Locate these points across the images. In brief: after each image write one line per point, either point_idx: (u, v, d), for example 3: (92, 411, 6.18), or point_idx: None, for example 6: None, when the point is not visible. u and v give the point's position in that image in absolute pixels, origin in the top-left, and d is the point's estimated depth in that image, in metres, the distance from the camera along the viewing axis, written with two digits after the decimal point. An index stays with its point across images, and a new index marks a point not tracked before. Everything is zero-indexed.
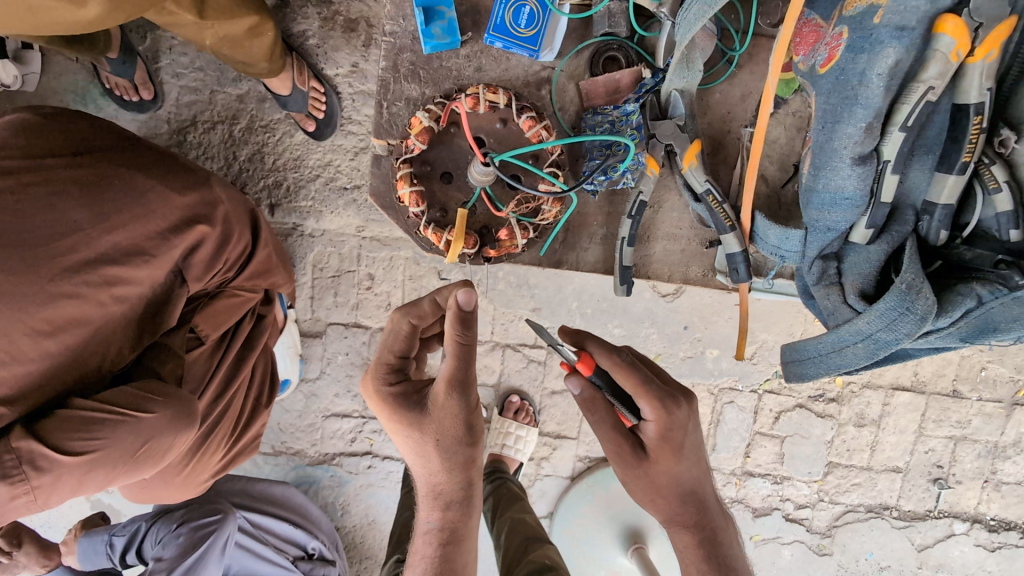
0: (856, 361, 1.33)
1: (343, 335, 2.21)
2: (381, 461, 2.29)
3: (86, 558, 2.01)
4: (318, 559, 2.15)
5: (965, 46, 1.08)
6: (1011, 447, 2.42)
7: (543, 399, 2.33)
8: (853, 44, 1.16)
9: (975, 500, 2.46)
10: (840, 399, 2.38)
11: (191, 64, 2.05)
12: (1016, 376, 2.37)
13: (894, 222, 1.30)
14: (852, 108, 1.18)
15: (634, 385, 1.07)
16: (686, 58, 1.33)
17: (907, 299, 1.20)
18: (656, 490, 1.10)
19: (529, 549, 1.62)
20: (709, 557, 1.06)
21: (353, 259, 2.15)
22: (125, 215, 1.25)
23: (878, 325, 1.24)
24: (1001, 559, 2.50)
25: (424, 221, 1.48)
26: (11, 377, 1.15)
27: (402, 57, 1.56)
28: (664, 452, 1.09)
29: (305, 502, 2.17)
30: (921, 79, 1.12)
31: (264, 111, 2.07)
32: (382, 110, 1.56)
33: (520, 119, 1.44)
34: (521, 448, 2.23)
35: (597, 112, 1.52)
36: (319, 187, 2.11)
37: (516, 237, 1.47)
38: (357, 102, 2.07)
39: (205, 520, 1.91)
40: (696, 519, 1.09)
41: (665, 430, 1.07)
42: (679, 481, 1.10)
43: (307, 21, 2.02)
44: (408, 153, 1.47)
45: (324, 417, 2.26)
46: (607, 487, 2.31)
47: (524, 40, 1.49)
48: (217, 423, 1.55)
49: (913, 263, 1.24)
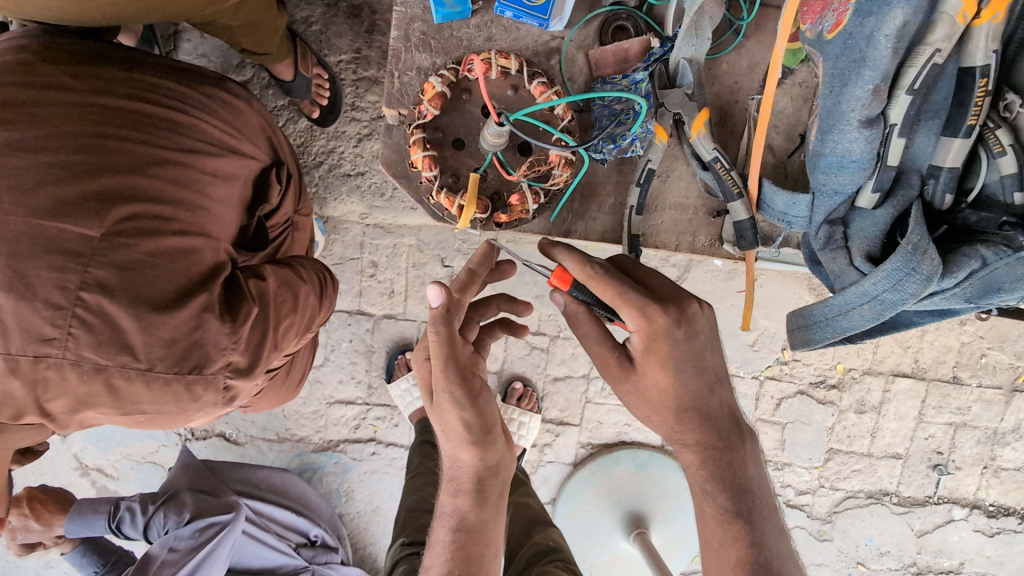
0: (862, 322, 1.34)
1: (347, 321, 2.23)
2: (385, 447, 2.31)
3: (80, 523, 1.97)
4: (320, 547, 2.14)
5: (971, 8, 1.10)
6: (1010, 433, 2.45)
7: (546, 385, 2.34)
8: (861, 7, 1.16)
9: (974, 486, 2.48)
10: (840, 385, 2.39)
11: (196, 49, 2.05)
12: (1015, 363, 2.39)
13: (900, 187, 1.30)
14: (859, 71, 1.18)
15: (613, 295, 1.01)
16: (695, 25, 1.34)
17: (912, 260, 1.20)
18: (653, 403, 1.09)
19: (532, 531, 1.65)
20: (714, 478, 1.08)
21: (357, 245, 2.17)
22: (223, 107, 1.28)
23: (882, 287, 1.26)
24: (999, 545, 2.52)
25: (437, 185, 1.49)
26: (174, 244, 1.08)
27: (412, 27, 1.55)
28: (651, 363, 1.05)
29: (305, 489, 2.20)
30: (929, 41, 1.13)
31: (269, 97, 2.08)
32: (392, 82, 1.56)
33: (531, 84, 1.45)
34: (524, 434, 2.24)
35: (608, 82, 1.52)
36: (323, 173, 2.12)
37: (527, 202, 1.49)
38: (360, 89, 2.07)
39: (216, 519, 1.88)
40: (699, 439, 1.09)
41: (648, 339, 1.03)
42: (676, 395, 1.07)
43: (311, 8, 2.02)
44: (420, 118, 1.48)
45: (328, 403, 2.28)
46: (610, 473, 2.33)
47: (535, 9, 1.46)
48: None
49: (918, 226, 1.24)
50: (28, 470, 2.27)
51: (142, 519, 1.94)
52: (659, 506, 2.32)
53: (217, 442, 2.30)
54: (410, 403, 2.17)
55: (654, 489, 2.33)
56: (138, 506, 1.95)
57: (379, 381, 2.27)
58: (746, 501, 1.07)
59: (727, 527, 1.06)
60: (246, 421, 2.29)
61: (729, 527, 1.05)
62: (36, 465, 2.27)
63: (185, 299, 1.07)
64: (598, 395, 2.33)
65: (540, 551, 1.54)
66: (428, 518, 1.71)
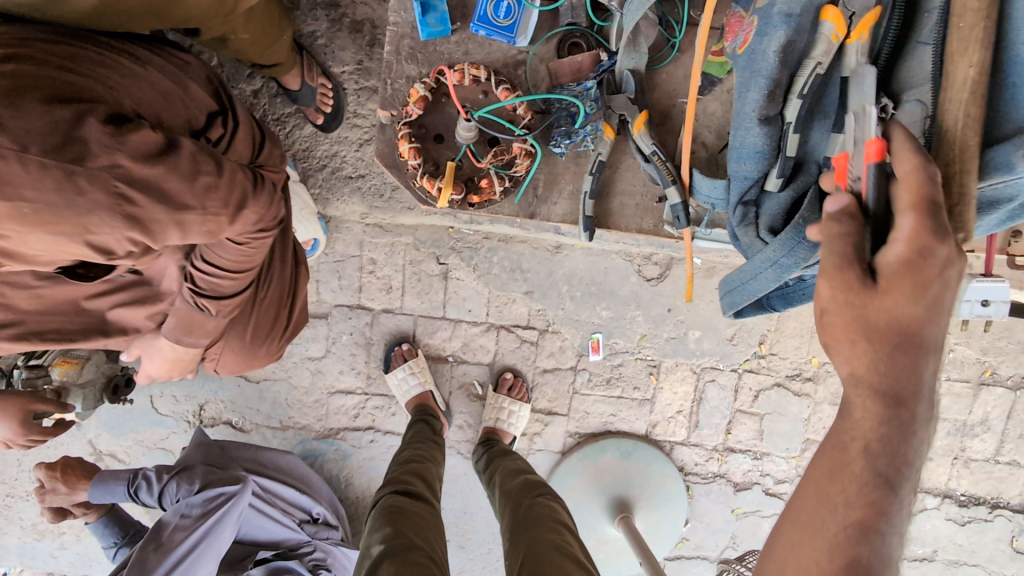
0: (767, 287, 1.34)
1: (348, 315, 2.38)
2: (382, 435, 2.45)
3: (103, 489, 2.08)
4: (322, 523, 2.29)
5: (843, 30, 1.10)
6: (979, 425, 2.57)
7: (536, 376, 2.47)
8: (760, 28, 1.19)
9: (945, 476, 2.61)
10: (816, 378, 2.51)
11: (211, 60, 2.18)
12: (982, 358, 2.52)
13: (800, 174, 1.29)
14: (755, 78, 1.20)
15: (917, 199, 0.83)
16: (632, 41, 1.48)
17: (798, 234, 1.22)
18: (863, 325, 0.89)
19: (521, 478, 1.73)
20: (887, 438, 0.87)
21: (357, 244, 2.33)
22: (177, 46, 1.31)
23: (778, 254, 1.26)
24: (971, 533, 2.64)
25: (420, 172, 1.63)
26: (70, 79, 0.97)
27: (402, 43, 1.71)
28: (901, 283, 0.85)
29: (307, 470, 2.31)
30: (811, 55, 1.14)
31: (277, 105, 2.23)
32: (385, 87, 1.72)
33: (496, 90, 1.59)
34: (514, 422, 2.38)
35: (562, 91, 1.65)
36: (326, 176, 2.26)
37: (494, 185, 1.64)
38: (361, 97, 2.22)
39: (225, 489, 2.00)
40: (898, 396, 0.87)
41: (915, 255, 0.83)
42: (900, 331, 0.87)
43: (318, 23, 2.17)
44: (407, 117, 1.63)
45: (329, 393, 2.42)
46: (596, 461, 2.46)
47: (502, 29, 1.63)
48: (266, 278, 1.66)
49: (810, 203, 1.23)
50: (46, 454, 2.41)
51: (156, 487, 2.05)
52: (643, 492, 2.45)
53: (223, 429, 2.44)
54: (406, 391, 2.31)
55: (638, 477, 2.45)
56: (154, 475, 2.07)
57: (378, 371, 2.41)
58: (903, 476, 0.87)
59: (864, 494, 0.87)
60: (251, 409, 2.43)
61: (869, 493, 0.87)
62: (53, 450, 2.41)
63: (59, 103, 0.92)
64: (584, 386, 2.46)
65: (531, 484, 1.68)
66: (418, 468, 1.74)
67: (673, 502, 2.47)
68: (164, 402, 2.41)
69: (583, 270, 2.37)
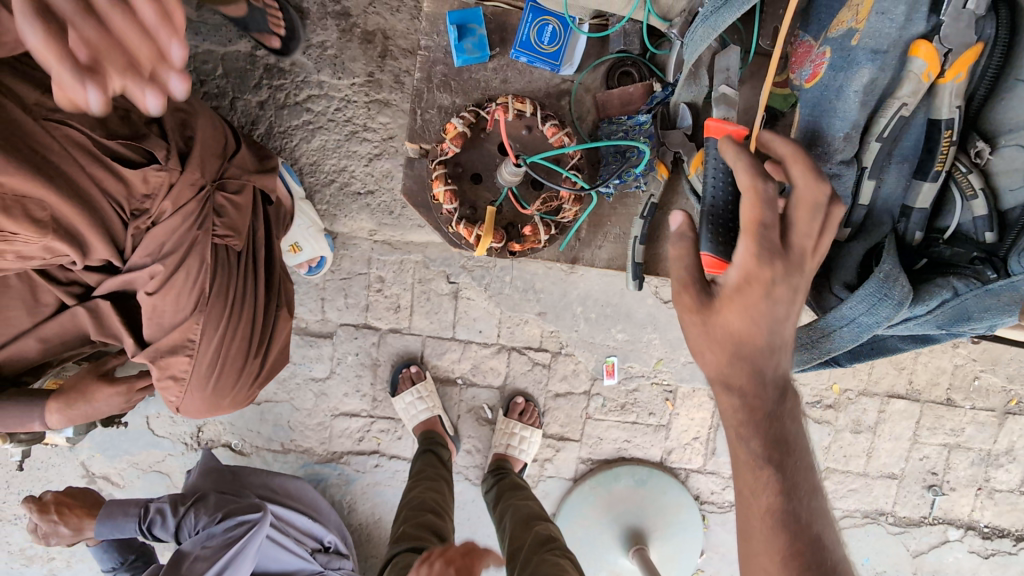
0: (842, 345, 1.26)
1: (353, 335, 2.29)
2: (388, 460, 2.36)
3: (110, 525, 1.99)
4: (334, 552, 2.19)
5: (935, 68, 1.16)
6: (1003, 455, 2.49)
7: (547, 401, 2.38)
8: (834, 62, 1.19)
9: (969, 507, 2.51)
10: (836, 405, 2.44)
11: (214, 71, 2.09)
12: (1007, 386, 2.44)
13: (870, 224, 1.33)
14: (831, 121, 1.20)
15: (751, 218, 0.93)
16: (693, 75, 1.29)
17: (885, 286, 1.16)
18: (707, 335, 0.97)
19: (531, 523, 1.69)
20: (751, 425, 0.95)
21: (365, 261, 2.24)
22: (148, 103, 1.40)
23: (858, 311, 1.19)
24: (994, 566, 2.55)
25: (457, 216, 1.53)
26: None
27: (434, 70, 1.60)
28: (736, 297, 0.94)
29: (316, 496, 2.23)
30: (897, 95, 1.19)
31: (283, 118, 2.13)
32: (415, 117, 1.61)
33: (543, 126, 1.50)
34: (525, 448, 2.29)
35: (614, 121, 1.56)
36: (334, 191, 2.18)
37: (540, 232, 1.55)
38: (371, 110, 2.14)
39: (247, 516, 1.91)
40: (754, 390, 0.96)
41: (744, 275, 0.93)
42: (743, 338, 0.95)
43: (326, 32, 2.09)
44: (443, 155, 1.52)
45: (332, 416, 2.32)
46: (609, 489, 2.36)
47: (547, 55, 1.55)
48: (230, 321, 1.58)
49: (891, 256, 1.21)
50: (36, 478, 2.31)
51: (172, 520, 1.95)
52: (657, 522, 2.36)
53: (222, 452, 2.34)
54: (413, 416, 2.22)
55: (652, 506, 2.36)
56: (168, 508, 1.96)
57: (384, 394, 2.32)
58: (784, 453, 0.94)
59: (757, 476, 0.93)
60: (252, 432, 2.33)
61: (760, 474, 0.93)
62: (44, 473, 2.31)
63: None
64: (598, 412, 2.37)
65: (543, 537, 1.60)
66: (429, 517, 1.67)
67: (688, 530, 2.38)
68: (160, 423, 2.31)
69: (599, 292, 2.29)
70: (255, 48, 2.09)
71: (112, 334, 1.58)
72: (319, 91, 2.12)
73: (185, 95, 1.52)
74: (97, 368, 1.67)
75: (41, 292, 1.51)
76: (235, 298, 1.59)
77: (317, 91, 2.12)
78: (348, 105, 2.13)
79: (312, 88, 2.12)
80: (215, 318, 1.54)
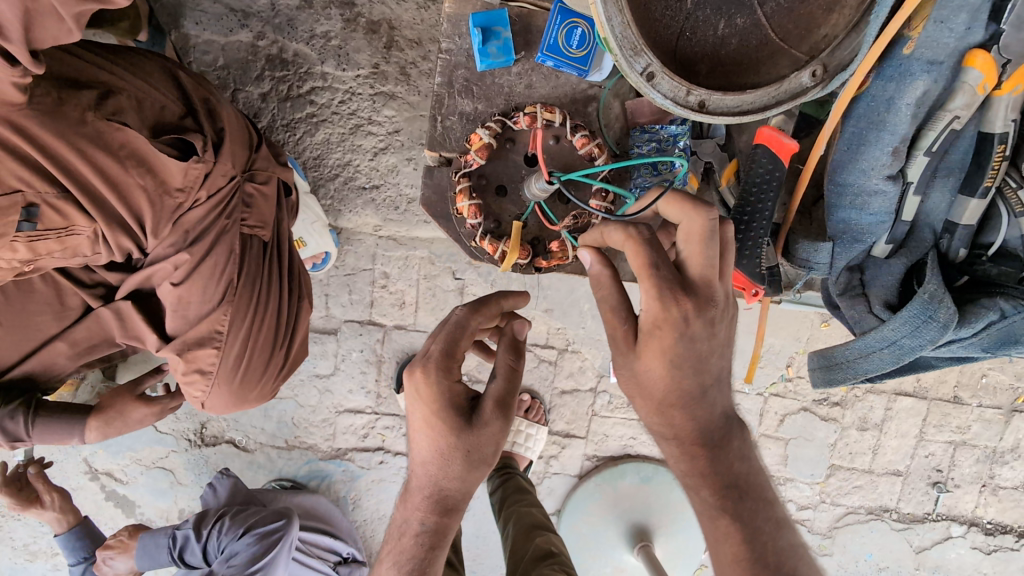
0: (882, 365, 1.44)
1: (358, 332, 2.26)
2: (393, 456, 2.34)
3: (145, 553, 2.07)
4: (353, 562, 2.27)
5: (991, 80, 1.23)
6: (1008, 452, 2.48)
7: (554, 398, 2.36)
8: (884, 72, 1.27)
9: (972, 504, 2.52)
10: (843, 403, 2.43)
11: (215, 62, 2.04)
12: (1015, 384, 2.43)
13: (911, 240, 1.43)
14: (879, 134, 1.30)
15: (640, 264, 0.97)
16: None
17: (930, 308, 1.32)
18: (645, 395, 1.05)
19: (534, 535, 1.67)
20: (696, 475, 1.06)
21: (369, 257, 2.20)
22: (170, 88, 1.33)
23: (902, 332, 1.36)
24: (996, 562, 2.56)
25: (481, 231, 1.45)
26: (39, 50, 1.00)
27: (455, 73, 1.49)
28: (650, 344, 1.00)
29: (330, 510, 2.27)
30: (948, 108, 1.27)
31: (285, 110, 2.08)
32: (435, 124, 1.50)
33: (573, 137, 1.41)
34: (531, 446, 2.27)
35: (646, 131, 1.47)
36: (338, 186, 2.14)
37: (568, 249, 1.44)
38: (377, 103, 2.09)
39: (270, 527, 2.02)
40: (693, 443, 1.06)
41: (654, 323, 0.98)
42: (669, 381, 1.02)
43: (330, 23, 2.03)
44: (466, 167, 1.44)
45: (337, 412, 2.31)
46: (615, 486, 2.36)
47: (575, 60, 1.43)
48: (258, 302, 1.56)
49: (934, 276, 1.36)
50: None
51: (198, 545, 2.03)
52: (663, 519, 2.36)
53: (226, 449, 2.33)
54: None
55: (657, 503, 2.36)
56: (193, 534, 2.04)
57: (389, 390, 2.30)
58: (734, 497, 1.04)
59: (717, 523, 1.03)
60: (256, 428, 2.31)
61: (719, 523, 1.03)
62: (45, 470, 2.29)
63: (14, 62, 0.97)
64: (604, 409, 2.35)
65: (545, 548, 1.59)
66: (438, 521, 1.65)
67: (693, 528, 2.38)
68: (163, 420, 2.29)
69: None
70: (257, 38, 2.03)
71: (134, 334, 1.57)
72: (325, 83, 2.07)
73: (210, 88, 1.48)
74: (133, 387, 1.78)
75: (67, 296, 1.50)
76: (262, 290, 1.57)
77: (323, 84, 2.07)
78: (353, 98, 2.08)
79: (316, 80, 2.06)
80: (239, 305, 1.52)
